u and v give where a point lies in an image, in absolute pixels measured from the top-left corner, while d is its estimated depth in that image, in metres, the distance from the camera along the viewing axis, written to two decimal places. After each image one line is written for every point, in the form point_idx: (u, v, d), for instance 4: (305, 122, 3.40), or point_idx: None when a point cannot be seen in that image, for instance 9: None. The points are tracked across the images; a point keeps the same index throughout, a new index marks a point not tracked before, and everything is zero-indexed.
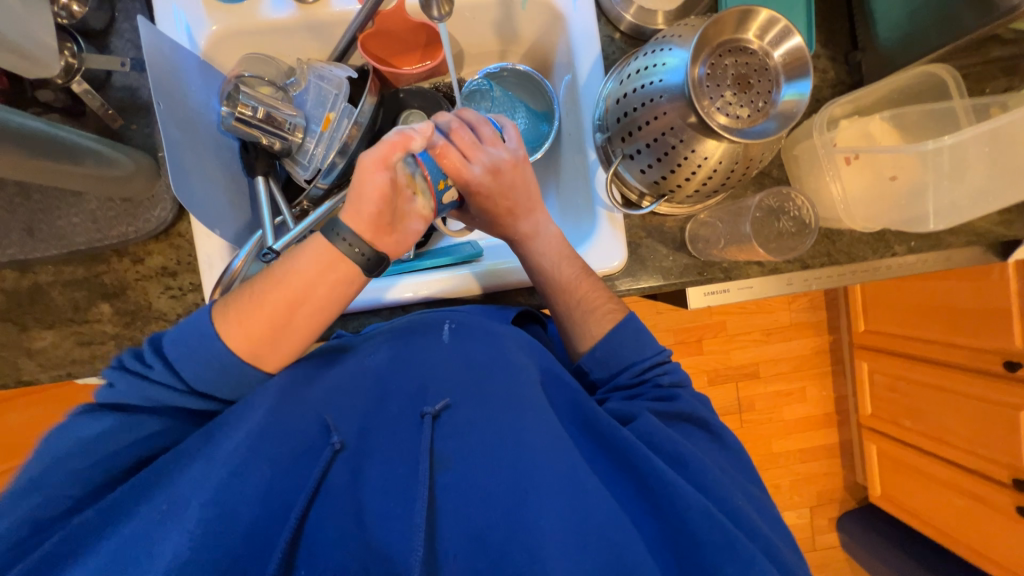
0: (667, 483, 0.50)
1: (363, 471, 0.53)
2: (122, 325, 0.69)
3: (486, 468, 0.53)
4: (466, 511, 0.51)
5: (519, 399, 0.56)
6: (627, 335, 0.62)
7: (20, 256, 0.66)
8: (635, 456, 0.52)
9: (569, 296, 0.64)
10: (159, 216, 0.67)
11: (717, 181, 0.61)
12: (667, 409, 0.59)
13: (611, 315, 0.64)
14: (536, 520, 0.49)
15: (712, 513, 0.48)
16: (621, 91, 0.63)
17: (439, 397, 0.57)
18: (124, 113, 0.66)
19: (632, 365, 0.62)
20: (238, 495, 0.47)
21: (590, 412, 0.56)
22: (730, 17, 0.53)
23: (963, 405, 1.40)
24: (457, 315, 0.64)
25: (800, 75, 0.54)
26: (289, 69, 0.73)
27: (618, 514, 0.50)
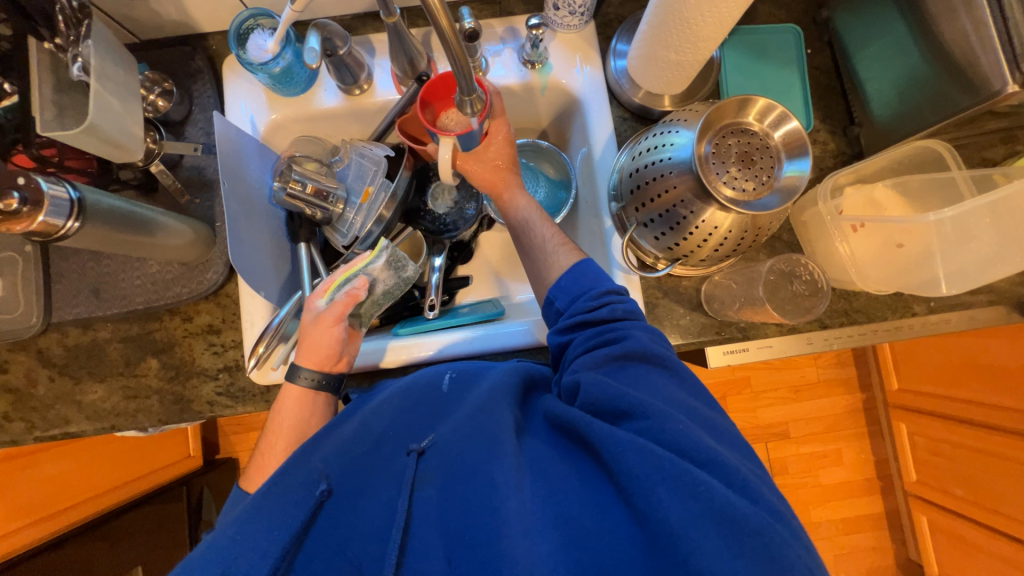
0: (605, 438, 0.48)
1: (354, 501, 0.54)
2: (166, 379, 0.73)
3: (461, 471, 0.53)
4: (443, 516, 0.50)
5: (485, 405, 0.58)
6: (579, 270, 0.63)
7: (85, 315, 0.72)
8: (580, 425, 0.52)
9: (535, 235, 0.71)
10: (211, 278, 0.73)
11: (729, 247, 0.65)
12: (613, 350, 0.57)
13: (573, 253, 0.67)
14: (500, 503, 0.48)
15: (654, 454, 0.46)
16: (634, 166, 0.68)
17: (425, 434, 0.59)
18: (191, 189, 0.75)
19: (590, 289, 0.62)
20: (240, 547, 0.48)
21: (550, 409, 0.57)
22: (731, 104, 0.59)
23: (1018, 473, 1.25)
24: (456, 366, 0.68)
25: (800, 154, 0.59)
26: (333, 147, 0.82)
27: (582, 494, 0.49)
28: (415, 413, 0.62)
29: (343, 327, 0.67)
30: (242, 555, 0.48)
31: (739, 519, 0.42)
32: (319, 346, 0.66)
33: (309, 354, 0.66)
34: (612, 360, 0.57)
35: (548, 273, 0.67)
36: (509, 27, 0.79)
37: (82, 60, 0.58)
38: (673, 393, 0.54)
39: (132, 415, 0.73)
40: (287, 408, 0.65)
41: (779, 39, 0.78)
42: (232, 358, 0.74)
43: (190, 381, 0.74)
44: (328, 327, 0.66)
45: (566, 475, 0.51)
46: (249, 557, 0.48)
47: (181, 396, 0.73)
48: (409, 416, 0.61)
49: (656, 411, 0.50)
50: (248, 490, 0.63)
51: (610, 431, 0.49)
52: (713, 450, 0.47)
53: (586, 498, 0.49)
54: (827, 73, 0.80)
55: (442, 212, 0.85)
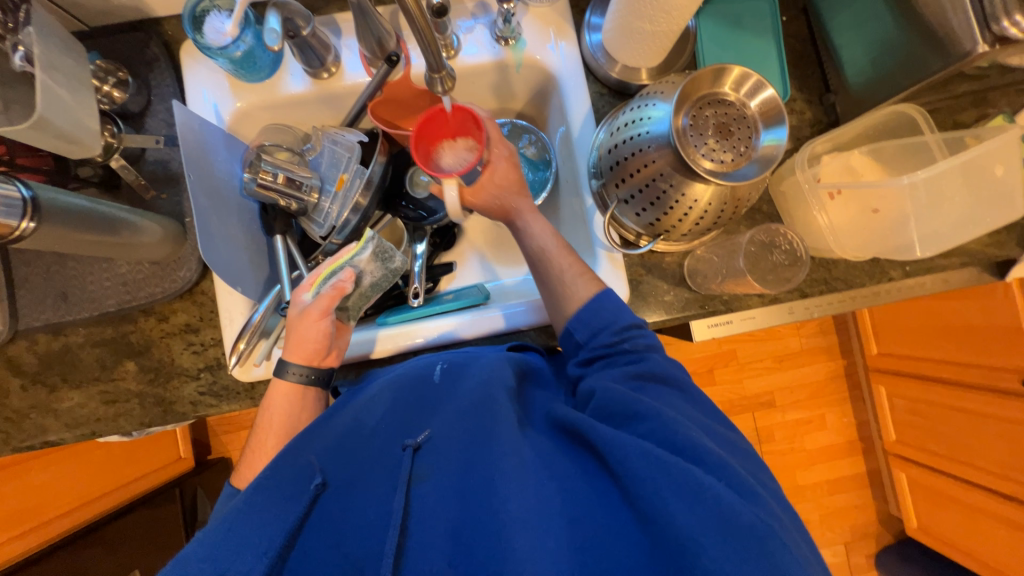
0: (609, 441, 0.49)
1: (347, 495, 0.53)
2: (146, 382, 0.72)
3: (463, 471, 0.53)
4: (444, 515, 0.50)
5: (483, 403, 0.58)
6: (598, 304, 0.63)
7: (54, 320, 0.70)
8: (584, 428, 0.52)
9: (551, 264, 0.68)
10: (184, 275, 0.71)
11: (710, 220, 0.65)
12: (633, 368, 0.58)
13: (590, 282, 0.66)
14: (504, 504, 0.49)
15: (659, 456, 0.46)
16: (612, 142, 0.68)
17: (422, 428, 0.58)
18: (156, 184, 0.72)
19: (610, 323, 0.61)
20: (234, 545, 0.48)
21: (551, 409, 0.58)
22: (705, 74, 0.58)
23: (996, 429, 1.29)
24: (448, 356, 0.68)
25: (776, 121, 0.58)
26: (304, 135, 0.80)
27: (585, 494, 0.50)
28: (411, 409, 0.61)
29: (329, 321, 0.66)
30: (236, 555, 0.47)
31: (743, 526, 0.43)
32: (306, 340, 0.64)
33: (296, 349, 0.65)
34: (632, 378, 0.58)
35: (564, 303, 0.66)
36: (480, 2, 0.76)
37: (24, 49, 0.55)
38: (683, 405, 0.56)
39: (112, 420, 0.71)
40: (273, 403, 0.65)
41: (753, 7, 0.77)
42: (214, 357, 0.72)
43: (171, 382, 0.72)
44: (316, 321, 0.65)
45: (570, 474, 0.52)
46: (243, 558, 0.47)
47: (163, 398, 0.72)
48: (405, 413, 0.61)
49: (667, 416, 0.51)
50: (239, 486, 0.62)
51: (615, 435, 0.49)
52: (718, 454, 0.48)
53: (590, 497, 0.49)
54: (802, 41, 0.79)
55: (421, 198, 0.83)
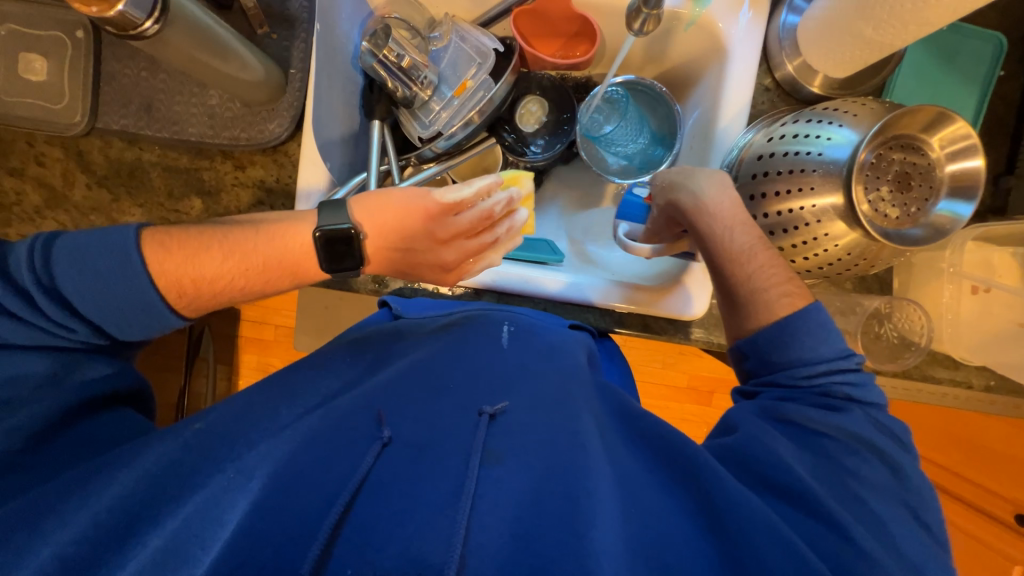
0: (726, 487, 0.43)
1: (413, 461, 0.46)
2: (208, 224, 0.70)
3: (545, 471, 0.44)
4: (516, 517, 0.41)
5: (570, 397, 0.51)
6: (801, 324, 0.51)
7: (132, 129, 0.66)
8: (694, 462, 0.45)
9: (746, 266, 0.55)
10: (273, 130, 0.66)
11: (837, 268, 0.59)
12: (795, 410, 0.49)
13: (789, 300, 0.53)
14: (591, 529, 0.39)
15: (790, 540, 0.40)
16: (766, 149, 0.60)
17: (498, 398, 0.51)
18: (271, 21, 0.65)
19: (801, 357, 0.51)
20: (296, 485, 0.43)
21: (644, 422, 0.50)
22: (923, 114, 0.51)
23: (969, 547, 1.33)
24: (515, 317, 0.62)
25: (965, 196, 0.51)
26: (433, 19, 0.72)
27: (687, 544, 0.42)
28: (488, 374, 0.54)
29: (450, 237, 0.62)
30: (296, 499, 0.43)
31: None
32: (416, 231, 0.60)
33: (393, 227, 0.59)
34: (776, 421, 0.49)
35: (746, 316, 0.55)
36: None
37: None
38: (812, 464, 0.47)
39: None
40: (286, 248, 0.54)
41: (974, 48, 0.67)
42: None
43: None
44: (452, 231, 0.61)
45: (662, 514, 0.44)
46: (303, 500, 0.43)
47: None
48: (481, 376, 0.54)
49: (796, 482, 0.44)
50: (150, 266, 0.49)
51: (732, 484, 0.43)
52: (846, 550, 0.41)
53: (688, 551, 0.41)
54: (1009, 106, 0.68)
55: (527, 132, 0.77)
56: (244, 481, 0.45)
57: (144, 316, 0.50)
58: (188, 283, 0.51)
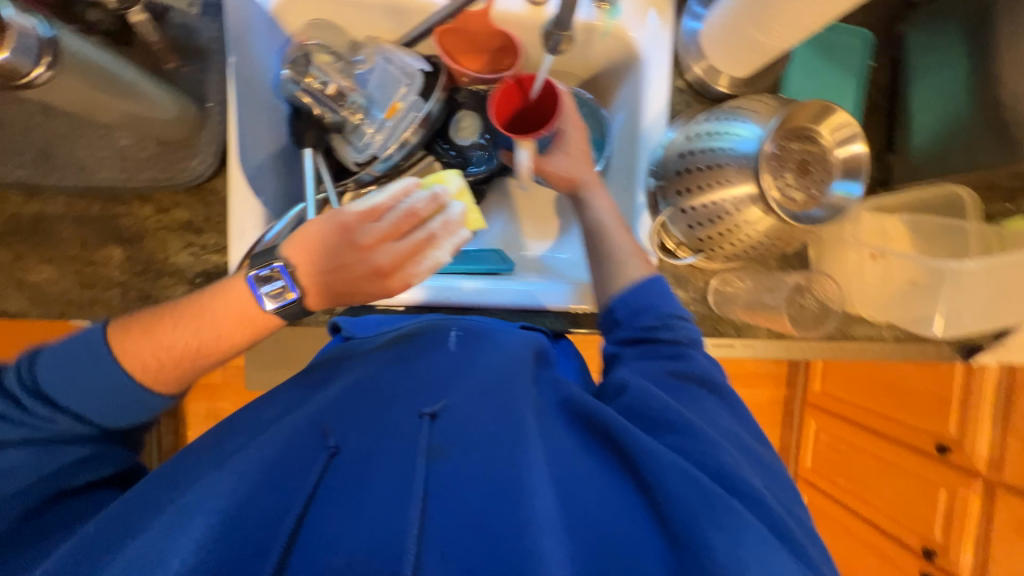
0: (642, 447, 0.48)
1: (362, 466, 0.49)
2: (132, 274, 0.65)
3: (485, 456, 0.49)
4: (465, 500, 0.46)
5: (506, 382, 0.54)
6: (652, 287, 0.60)
7: (30, 180, 0.60)
8: (616, 430, 0.49)
9: (608, 239, 0.64)
10: (196, 168, 0.63)
11: (759, 250, 0.65)
12: (671, 366, 0.55)
13: (642, 263, 0.63)
14: (529, 497, 0.45)
15: (697, 480, 0.45)
16: (685, 147, 0.66)
17: (437, 397, 0.53)
18: (179, 55, 0.62)
19: (655, 306, 0.59)
20: (246, 506, 0.45)
21: (573, 395, 0.54)
22: (813, 106, 0.57)
23: (903, 479, 1.51)
24: (464, 323, 0.62)
25: (853, 177, 0.59)
26: (354, 42, 0.70)
27: (614, 500, 0.47)
28: (426, 375, 0.56)
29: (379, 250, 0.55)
30: (249, 514, 0.45)
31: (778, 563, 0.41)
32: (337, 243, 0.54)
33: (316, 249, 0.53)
34: (667, 374, 0.55)
35: (613, 282, 0.62)
36: None
37: None
38: (716, 415, 0.53)
39: (87, 306, 0.64)
40: (224, 302, 0.51)
41: (850, 42, 0.75)
42: (214, 264, 0.66)
43: (162, 280, 0.65)
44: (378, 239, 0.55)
45: (595, 475, 0.49)
46: (256, 519, 0.45)
47: (149, 295, 0.65)
48: (421, 378, 0.56)
49: (703, 434, 0.49)
50: (118, 355, 0.50)
51: (654, 446, 0.48)
52: (739, 470, 0.48)
53: (615, 503, 0.47)
54: (883, 93, 0.78)
55: (464, 146, 0.77)
56: (188, 518, 0.44)
57: (129, 402, 0.50)
58: (158, 360, 0.50)
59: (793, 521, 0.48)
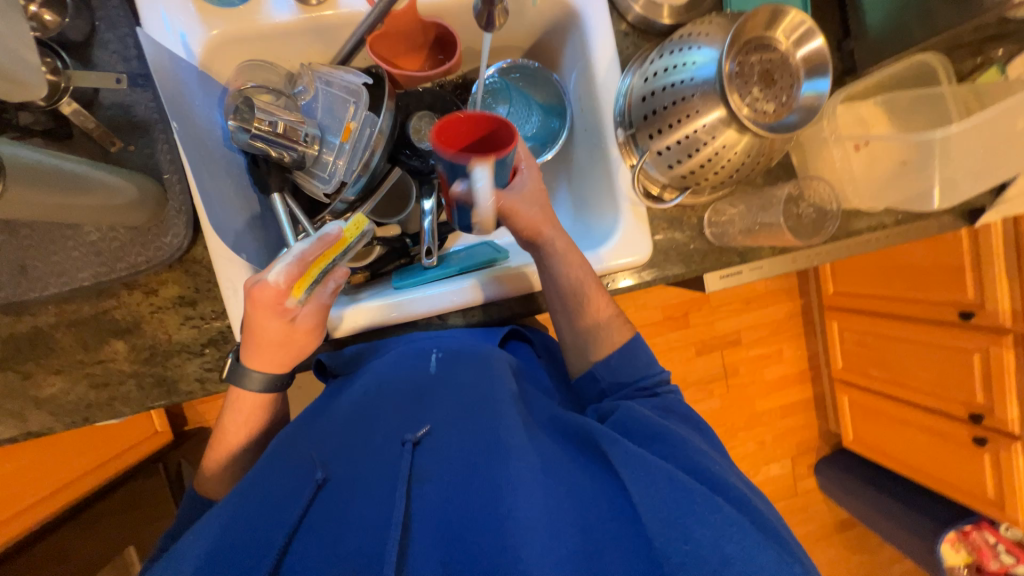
0: (630, 458, 0.49)
1: (346, 494, 0.49)
2: (141, 361, 0.65)
3: (467, 474, 0.49)
4: (447, 521, 0.47)
5: (492, 396, 0.56)
6: (633, 348, 0.65)
7: (14, 298, 0.60)
8: (602, 440, 0.52)
9: (584, 301, 0.64)
10: (172, 242, 0.62)
11: (743, 172, 0.65)
12: (654, 406, 0.61)
13: (622, 327, 0.66)
14: (511, 511, 0.46)
15: (680, 482, 0.47)
16: (646, 89, 0.64)
17: (420, 423, 0.54)
18: (120, 134, 0.61)
19: (642, 376, 0.64)
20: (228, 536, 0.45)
21: (563, 415, 0.57)
22: (762, 14, 0.56)
23: (929, 354, 1.53)
24: (444, 343, 0.64)
25: (821, 73, 0.57)
26: (288, 74, 0.69)
27: (597, 507, 0.48)
28: (408, 402, 0.57)
29: (292, 313, 0.52)
30: (232, 554, 0.44)
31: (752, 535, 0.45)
32: (266, 335, 0.53)
33: (264, 349, 0.55)
34: (658, 410, 0.60)
35: (592, 347, 0.66)
36: None
37: None
38: (706, 444, 0.58)
39: (107, 405, 0.64)
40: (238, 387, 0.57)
41: None
42: (217, 331, 0.66)
43: (171, 360, 0.65)
44: (284, 311, 0.51)
45: (581, 483, 0.50)
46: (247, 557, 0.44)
47: (163, 377, 0.65)
48: (402, 407, 0.56)
49: (685, 442, 0.53)
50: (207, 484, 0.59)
51: (637, 454, 0.49)
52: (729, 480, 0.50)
53: (601, 504, 0.48)
54: None
55: (427, 149, 0.75)
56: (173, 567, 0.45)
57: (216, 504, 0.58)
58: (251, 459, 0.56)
59: (772, 516, 0.51)
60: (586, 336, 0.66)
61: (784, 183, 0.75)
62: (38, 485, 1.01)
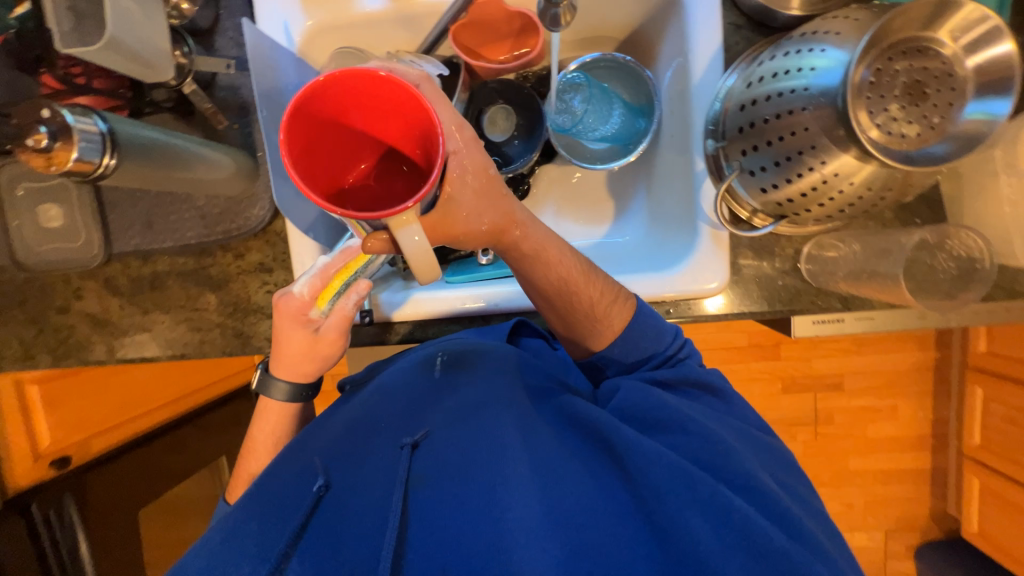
0: (633, 445, 0.48)
1: (346, 499, 0.49)
2: (226, 314, 0.74)
3: (462, 477, 0.48)
4: (441, 526, 0.46)
5: (490, 400, 0.55)
6: (643, 325, 0.58)
7: (143, 246, 0.72)
8: (606, 429, 0.50)
9: (578, 295, 0.56)
10: (258, 214, 0.70)
11: (861, 206, 0.52)
12: (669, 373, 0.57)
13: (624, 309, 0.58)
14: (505, 513, 0.45)
15: (683, 470, 0.46)
16: (746, 96, 0.54)
17: (418, 426, 0.54)
18: (228, 113, 0.68)
19: (651, 354, 0.58)
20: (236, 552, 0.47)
21: (567, 404, 0.55)
22: (920, 10, 0.43)
23: None
24: (447, 346, 0.64)
25: (998, 91, 0.43)
26: (377, 61, 0.70)
27: (601, 505, 0.46)
28: (410, 404, 0.57)
29: (316, 324, 0.57)
30: (236, 563, 0.46)
31: (774, 550, 0.42)
32: (293, 343, 0.58)
33: (292, 359, 0.59)
34: (673, 383, 0.57)
35: (590, 332, 0.59)
36: None
37: None
38: (719, 416, 0.55)
39: (198, 346, 0.75)
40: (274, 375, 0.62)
41: None
42: None
43: (248, 317, 0.74)
44: (306, 320, 0.56)
45: (581, 477, 0.48)
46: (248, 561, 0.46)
47: (241, 331, 0.74)
48: (405, 408, 0.57)
49: (696, 429, 0.51)
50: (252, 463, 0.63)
51: (638, 440, 0.49)
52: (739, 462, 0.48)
53: (605, 509, 0.46)
54: None
55: (500, 142, 0.75)
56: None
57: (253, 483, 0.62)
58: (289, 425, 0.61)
59: (796, 505, 0.49)
60: (585, 326, 0.59)
61: (923, 225, 0.60)
62: (142, 398, 1.14)
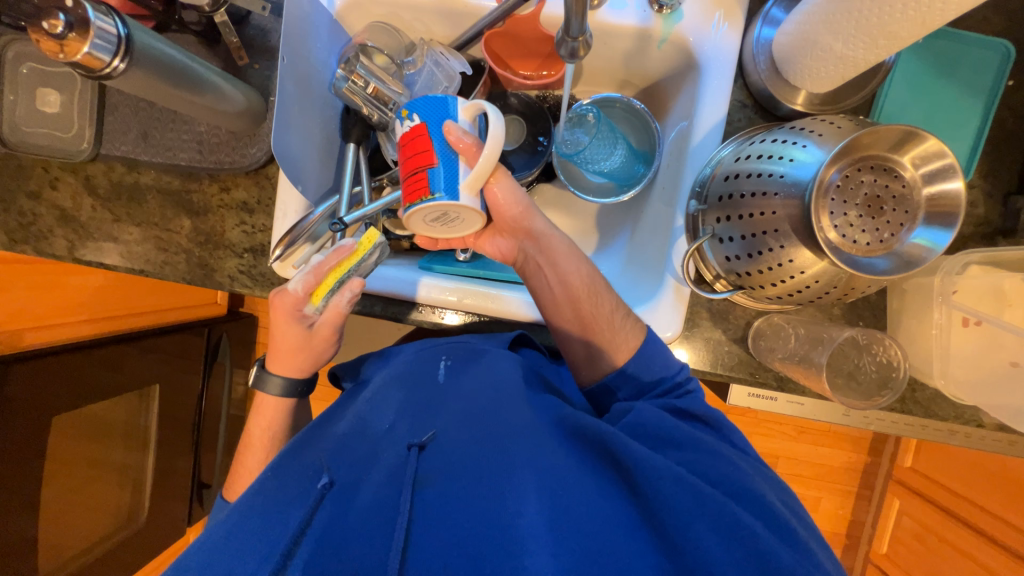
0: (639, 459, 0.49)
1: (346, 502, 0.51)
2: (195, 243, 0.74)
3: (466, 483, 0.49)
4: (448, 526, 0.46)
5: (496, 406, 0.56)
6: (651, 343, 0.61)
7: (131, 155, 0.72)
8: (613, 441, 0.50)
9: (598, 302, 0.62)
10: (253, 155, 0.70)
11: (809, 295, 0.56)
12: (671, 399, 0.59)
13: (637, 326, 0.62)
14: (515, 518, 0.45)
15: (691, 486, 0.47)
16: (732, 169, 0.58)
17: (426, 428, 0.56)
18: (250, 52, 0.69)
19: (661, 375, 0.60)
20: (234, 551, 0.50)
21: (573, 412, 0.54)
22: (891, 132, 0.47)
23: None
24: (450, 351, 0.67)
25: (942, 223, 0.48)
26: (410, 45, 0.73)
27: (608, 511, 0.46)
28: (416, 408, 0.59)
29: (310, 319, 0.63)
30: (233, 564, 0.50)
31: (781, 568, 0.43)
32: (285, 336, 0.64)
33: (287, 352, 0.65)
34: (684, 411, 0.58)
35: (604, 346, 0.62)
36: None
37: None
38: (727, 444, 0.56)
39: (160, 267, 0.75)
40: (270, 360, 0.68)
41: (977, 57, 0.62)
42: (260, 242, 0.73)
43: (217, 251, 0.74)
44: (301, 313, 0.62)
45: (590, 483, 0.48)
46: (247, 564, 0.49)
47: (206, 262, 0.74)
48: (409, 411, 0.59)
49: (704, 446, 0.53)
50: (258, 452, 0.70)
51: (647, 456, 0.49)
52: (749, 482, 0.50)
53: (614, 516, 0.46)
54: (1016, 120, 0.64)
55: (506, 150, 0.78)
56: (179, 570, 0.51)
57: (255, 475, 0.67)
58: None
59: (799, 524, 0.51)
60: (602, 343, 0.62)
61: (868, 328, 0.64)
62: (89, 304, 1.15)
